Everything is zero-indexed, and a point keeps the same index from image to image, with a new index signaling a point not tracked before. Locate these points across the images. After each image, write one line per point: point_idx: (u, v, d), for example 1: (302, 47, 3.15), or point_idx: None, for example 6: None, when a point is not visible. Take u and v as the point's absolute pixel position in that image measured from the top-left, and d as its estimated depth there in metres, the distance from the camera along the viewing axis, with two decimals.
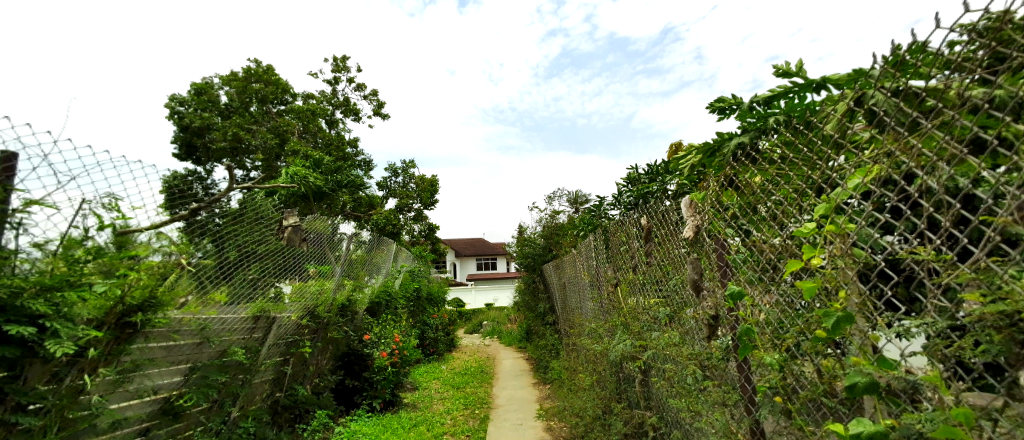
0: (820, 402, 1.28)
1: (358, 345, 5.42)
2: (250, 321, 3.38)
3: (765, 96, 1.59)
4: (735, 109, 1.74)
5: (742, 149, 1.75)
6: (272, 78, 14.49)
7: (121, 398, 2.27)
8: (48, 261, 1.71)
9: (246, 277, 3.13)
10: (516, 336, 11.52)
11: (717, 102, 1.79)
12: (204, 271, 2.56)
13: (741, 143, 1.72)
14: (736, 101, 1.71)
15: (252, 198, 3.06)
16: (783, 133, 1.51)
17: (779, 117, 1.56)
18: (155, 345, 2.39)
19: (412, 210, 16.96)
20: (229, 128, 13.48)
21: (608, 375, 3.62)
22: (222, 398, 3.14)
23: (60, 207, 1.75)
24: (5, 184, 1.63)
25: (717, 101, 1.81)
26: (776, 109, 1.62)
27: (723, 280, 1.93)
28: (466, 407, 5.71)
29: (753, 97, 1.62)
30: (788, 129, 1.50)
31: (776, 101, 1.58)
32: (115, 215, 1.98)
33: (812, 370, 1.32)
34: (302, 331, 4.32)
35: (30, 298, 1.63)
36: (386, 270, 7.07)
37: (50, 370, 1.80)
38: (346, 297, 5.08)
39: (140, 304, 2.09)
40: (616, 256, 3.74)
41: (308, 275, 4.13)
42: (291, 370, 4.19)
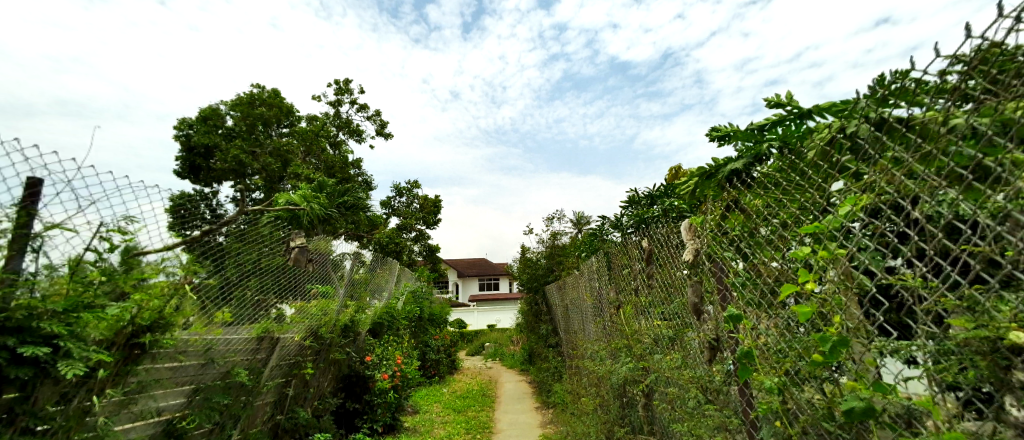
0: (821, 427, 1.29)
1: (360, 366, 5.40)
2: (254, 342, 3.40)
3: (761, 123, 1.65)
4: (732, 136, 1.80)
5: (739, 175, 1.80)
6: (278, 100, 14.73)
7: (126, 419, 2.28)
8: (62, 284, 1.76)
9: (248, 297, 3.15)
10: (518, 358, 11.40)
11: (715, 130, 1.85)
12: (208, 291, 2.60)
13: (738, 168, 1.76)
14: (733, 128, 1.77)
15: (257, 220, 3.12)
16: (779, 158, 1.55)
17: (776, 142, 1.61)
18: (161, 366, 2.43)
19: (414, 230, 17.02)
20: (234, 150, 13.63)
21: (611, 399, 3.60)
22: (225, 421, 3.13)
23: (79, 229, 1.83)
24: (28, 209, 1.72)
25: (716, 126, 1.88)
26: (772, 135, 1.67)
27: (722, 304, 1.95)
28: (467, 432, 5.62)
29: (749, 125, 1.68)
30: (783, 156, 1.54)
31: (773, 128, 1.64)
32: (126, 237, 2.03)
33: (813, 396, 1.33)
34: (305, 352, 4.31)
35: (44, 319, 1.68)
36: (388, 290, 7.09)
37: (60, 391, 1.83)
38: (349, 318, 5.09)
39: (149, 324, 2.15)
40: (618, 278, 3.75)
41: (310, 296, 4.17)
42: (293, 392, 4.16)
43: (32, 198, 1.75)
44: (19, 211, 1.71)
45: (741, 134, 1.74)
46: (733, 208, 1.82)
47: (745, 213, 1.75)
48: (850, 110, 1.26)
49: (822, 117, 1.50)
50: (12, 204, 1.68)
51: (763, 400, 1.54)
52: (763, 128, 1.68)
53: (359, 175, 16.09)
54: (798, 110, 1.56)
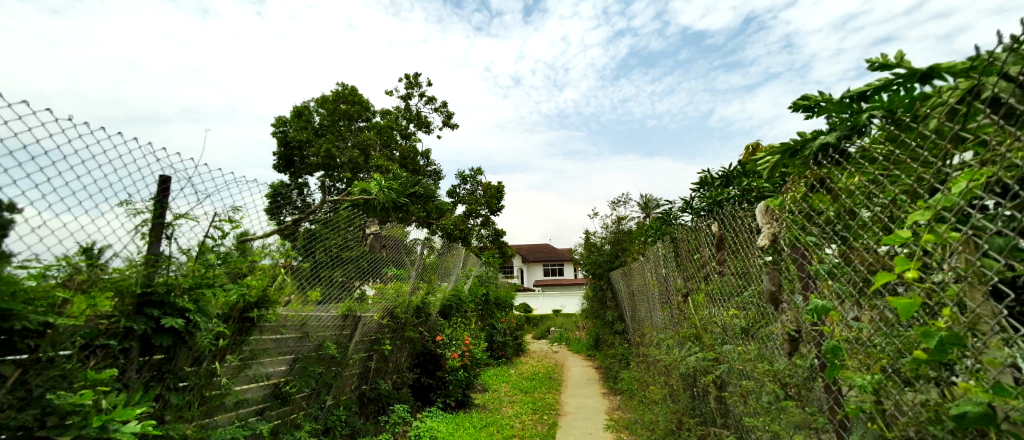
0: (924, 431, 1.19)
1: (432, 345, 5.72)
2: (340, 319, 3.75)
3: (860, 89, 1.48)
4: (825, 106, 1.64)
5: (828, 149, 1.65)
6: (355, 96, 15.70)
7: (243, 381, 2.66)
8: (192, 266, 2.10)
9: (335, 280, 3.49)
10: (583, 344, 11.42)
11: (802, 100, 1.72)
12: (302, 273, 2.93)
13: (827, 142, 1.60)
14: (823, 97, 1.62)
15: (341, 210, 3.45)
16: (881, 129, 1.40)
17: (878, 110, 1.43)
18: (267, 338, 2.78)
19: (479, 216, 17.47)
20: (323, 145, 14.77)
21: (681, 388, 3.52)
22: (320, 388, 3.51)
23: (200, 219, 2.15)
24: (162, 202, 2.06)
25: (802, 97, 1.76)
26: (876, 103, 1.49)
27: (805, 292, 1.84)
28: (535, 412, 5.78)
29: (844, 93, 1.51)
30: (885, 126, 1.39)
31: (876, 94, 1.46)
32: (235, 225, 2.35)
33: (916, 398, 1.22)
34: (383, 330, 4.67)
35: (179, 294, 2.01)
36: (456, 274, 7.42)
37: (194, 355, 2.17)
38: (421, 299, 5.41)
39: (257, 301, 2.47)
40: (686, 264, 3.64)
41: (386, 278, 4.50)
42: (375, 365, 4.53)
43: (164, 193, 2.08)
44: (155, 204, 2.04)
45: (833, 103, 1.58)
46: (820, 187, 1.69)
47: (833, 194, 1.61)
48: (970, 72, 1.12)
49: (942, 78, 1.30)
50: (150, 198, 2.01)
51: (855, 399, 1.45)
52: (862, 96, 1.51)
53: (427, 165, 16.80)
54: (910, 72, 1.36)
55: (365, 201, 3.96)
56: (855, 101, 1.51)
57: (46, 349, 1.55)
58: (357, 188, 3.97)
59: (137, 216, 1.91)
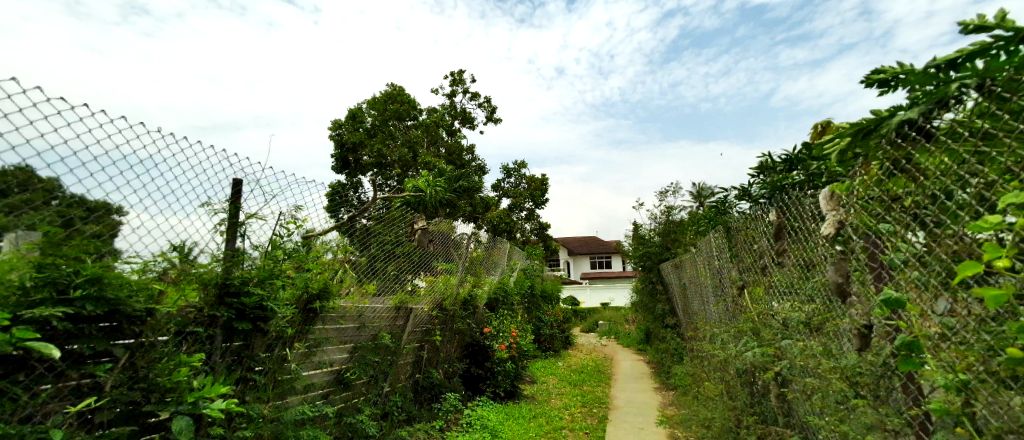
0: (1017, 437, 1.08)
1: (481, 336, 5.84)
2: (394, 311, 3.91)
3: (947, 56, 1.24)
4: (905, 78, 1.42)
5: (911, 124, 1.40)
6: (402, 96, 16.17)
7: (310, 367, 2.86)
8: (263, 262, 2.27)
9: (389, 273, 3.66)
10: (633, 338, 11.21)
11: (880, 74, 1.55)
12: (359, 267, 3.11)
13: (906, 119, 1.37)
14: (905, 68, 1.40)
15: (393, 208, 3.61)
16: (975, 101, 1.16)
17: (970, 80, 1.19)
18: (329, 327, 2.97)
19: (523, 209, 17.53)
20: (373, 144, 15.34)
21: (738, 384, 3.39)
22: (377, 375, 3.70)
23: (268, 217, 2.34)
24: (236, 203, 2.25)
25: (878, 72, 1.60)
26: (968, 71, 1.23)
27: (878, 285, 1.71)
28: (584, 405, 5.77)
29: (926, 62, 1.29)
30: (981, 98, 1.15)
31: (968, 60, 1.21)
32: (297, 223, 2.53)
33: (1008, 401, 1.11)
34: (434, 321, 4.83)
35: (255, 285, 2.19)
36: (502, 267, 7.51)
37: (267, 342, 2.37)
38: (469, 292, 5.53)
39: (320, 294, 2.63)
40: (742, 255, 3.49)
41: (435, 272, 4.64)
42: (427, 355, 4.70)
43: (237, 195, 2.27)
44: (230, 204, 2.23)
45: (914, 74, 1.35)
46: (902, 170, 1.46)
47: (921, 175, 1.37)
48: None
49: None
50: (226, 199, 2.21)
51: (937, 400, 1.34)
52: (952, 64, 1.27)
53: (472, 160, 17.04)
54: (1014, 32, 1.10)
55: (416, 198, 4.12)
56: (941, 70, 1.27)
57: (148, 334, 1.76)
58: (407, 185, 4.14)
59: (215, 215, 2.11)
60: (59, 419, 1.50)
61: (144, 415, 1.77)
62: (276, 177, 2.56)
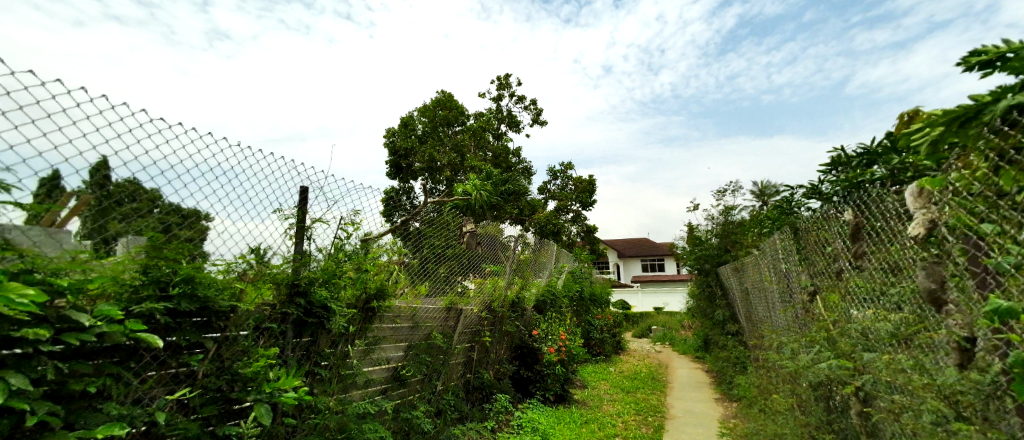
0: None
1: (529, 338, 5.85)
2: (445, 311, 4.00)
3: None
4: (1011, 58, 1.33)
5: (1020, 109, 1.25)
6: (450, 102, 16.55)
7: (370, 363, 2.98)
8: (326, 263, 2.40)
9: (439, 274, 3.76)
10: (690, 345, 10.76)
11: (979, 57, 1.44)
12: (412, 268, 3.20)
13: (1016, 101, 1.22)
14: (1013, 46, 1.31)
15: (443, 212, 3.70)
16: None
17: None
18: (386, 326, 3.08)
19: (571, 211, 17.36)
20: (423, 150, 15.75)
21: (810, 397, 3.16)
22: (431, 374, 3.79)
23: (330, 221, 2.48)
24: (303, 208, 2.40)
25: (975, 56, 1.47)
26: None
27: (982, 291, 1.54)
28: (638, 413, 5.61)
29: None
30: None
31: None
32: (356, 226, 2.66)
33: None
34: (483, 322, 4.88)
35: (319, 285, 2.33)
36: (550, 270, 7.49)
37: (331, 338, 2.51)
38: (516, 294, 5.54)
39: (377, 293, 2.75)
40: (813, 259, 3.26)
41: (484, 274, 4.70)
42: (477, 355, 4.76)
43: (304, 201, 2.43)
44: (298, 210, 2.39)
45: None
46: (1015, 158, 1.25)
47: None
48: None
49: None
50: (294, 204, 2.37)
51: None
52: None
53: (518, 163, 17.13)
54: None
55: (464, 202, 4.21)
56: None
57: (232, 329, 1.95)
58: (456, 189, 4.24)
59: (285, 220, 2.27)
60: (161, 403, 1.68)
61: (230, 401, 1.97)
62: (338, 182, 2.70)
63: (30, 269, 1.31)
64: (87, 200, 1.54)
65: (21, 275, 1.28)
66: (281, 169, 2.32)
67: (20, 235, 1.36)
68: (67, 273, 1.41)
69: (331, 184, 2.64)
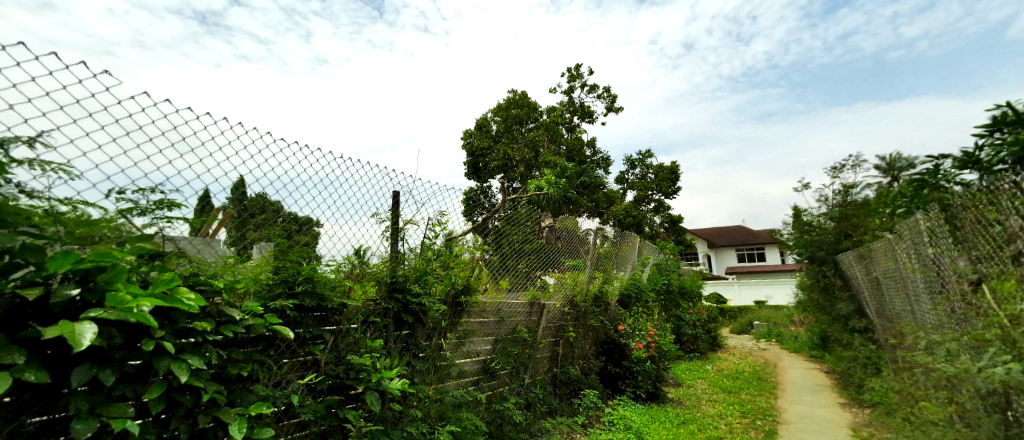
0: None
1: (615, 334, 5.66)
2: (528, 306, 4.01)
3: None
4: None
5: None
6: (521, 99, 16.59)
7: (462, 356, 3.07)
8: (418, 263, 2.53)
9: (520, 269, 3.78)
10: (804, 342, 9.68)
11: None
12: (493, 264, 3.24)
13: None
14: None
15: (519, 208, 3.72)
16: None
17: None
18: (473, 320, 3.16)
19: (652, 201, 16.59)
20: (497, 148, 15.93)
21: (968, 406, 2.65)
22: (518, 367, 3.82)
23: (420, 222, 2.59)
24: (396, 211, 2.54)
25: None
26: None
27: None
28: (744, 416, 5.18)
29: None
30: None
31: None
32: (443, 226, 2.75)
33: None
34: (566, 317, 4.80)
35: (411, 282, 2.46)
36: (632, 264, 7.21)
37: (427, 331, 2.62)
38: (599, 288, 5.39)
39: (464, 289, 2.83)
40: (975, 241, 2.73)
41: (564, 268, 4.65)
42: (562, 350, 4.70)
43: (397, 204, 2.57)
44: (392, 213, 2.53)
45: None
46: None
47: None
48: None
49: None
50: (388, 207, 2.51)
51: None
52: None
53: (594, 155, 16.72)
54: None
55: (538, 197, 4.20)
56: None
57: (345, 322, 2.15)
58: (529, 185, 4.23)
59: (381, 223, 2.42)
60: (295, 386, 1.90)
61: (345, 387, 2.15)
62: (425, 184, 2.81)
63: (196, 272, 1.58)
64: (231, 213, 1.80)
65: (191, 278, 1.56)
66: (376, 175, 2.47)
67: (188, 244, 1.64)
68: (222, 275, 1.66)
69: (419, 186, 2.75)
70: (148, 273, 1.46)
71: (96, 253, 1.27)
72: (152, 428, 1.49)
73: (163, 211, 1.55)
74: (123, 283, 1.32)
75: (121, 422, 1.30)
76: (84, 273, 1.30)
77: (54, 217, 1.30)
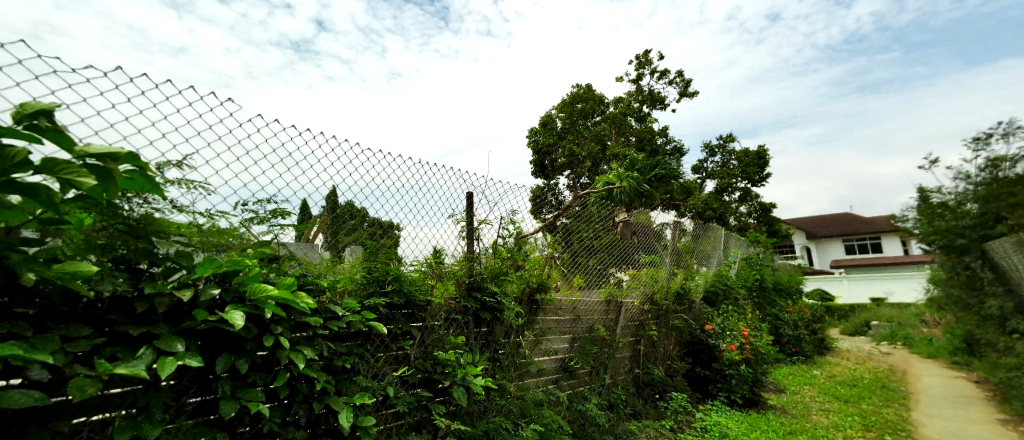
0: None
1: (703, 334, 5.28)
2: (605, 304, 3.90)
3: None
4: None
5: None
6: (588, 93, 16.17)
7: (540, 354, 3.06)
8: (493, 262, 2.58)
9: (593, 266, 3.71)
10: (942, 346, 8.30)
11: None
12: (565, 262, 3.19)
13: None
14: None
15: (588, 204, 3.62)
16: None
17: None
18: (550, 318, 3.14)
19: (738, 190, 15.38)
20: (565, 145, 15.63)
21: None
22: (598, 367, 3.72)
23: (493, 222, 2.63)
24: (470, 212, 2.60)
25: None
26: None
27: None
28: (867, 428, 4.57)
29: None
30: None
31: None
32: (515, 225, 2.76)
33: None
34: (647, 315, 4.59)
35: (486, 281, 2.51)
36: (717, 259, 6.73)
37: (505, 329, 2.66)
38: (681, 285, 5.09)
39: (539, 287, 2.83)
40: None
41: (639, 264, 4.46)
42: (644, 349, 4.49)
43: (471, 205, 2.63)
44: (466, 213, 2.59)
45: None
46: None
47: None
48: None
49: None
50: (462, 208, 2.58)
51: None
52: None
53: (670, 145, 15.86)
54: None
55: (608, 192, 4.05)
56: None
57: (429, 319, 2.26)
58: (597, 180, 4.09)
59: (457, 224, 2.50)
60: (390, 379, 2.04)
61: (432, 381, 2.25)
62: (498, 185, 2.85)
63: (305, 272, 1.77)
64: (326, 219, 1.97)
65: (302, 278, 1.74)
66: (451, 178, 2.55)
67: (295, 248, 1.82)
68: (325, 275, 1.85)
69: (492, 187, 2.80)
70: (270, 274, 1.65)
71: (232, 258, 1.48)
72: (278, 410, 1.68)
73: (277, 220, 1.77)
74: (255, 283, 1.53)
75: (256, 404, 1.49)
76: (222, 276, 1.51)
77: (201, 229, 1.51)
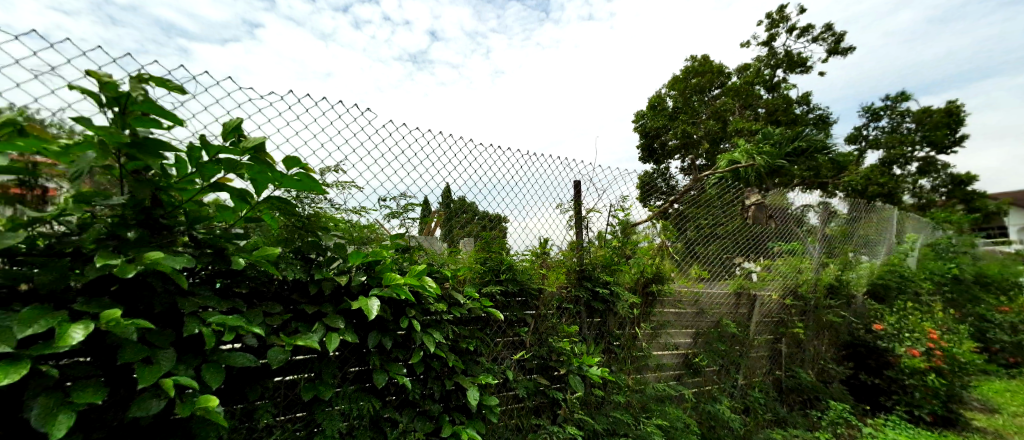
0: None
1: (866, 335, 4.49)
2: (733, 297, 3.53)
3: None
4: None
5: None
6: (706, 65, 14.41)
7: (659, 348, 2.91)
8: (601, 252, 2.54)
9: (716, 255, 3.40)
10: None
11: None
12: (680, 252, 2.97)
13: None
14: None
15: (706, 187, 3.29)
16: None
17: None
18: (668, 310, 2.96)
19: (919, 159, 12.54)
20: (679, 126, 14.08)
21: None
22: (728, 365, 3.39)
23: (602, 210, 2.56)
24: (577, 200, 2.57)
25: None
26: None
27: None
28: None
29: None
30: None
31: None
32: (624, 212, 2.65)
33: None
34: (790, 311, 4.01)
35: (592, 271, 2.49)
36: (884, 246, 5.61)
37: (619, 320, 2.60)
38: (834, 277, 4.34)
39: (654, 277, 2.69)
40: None
41: (774, 254, 3.92)
42: (787, 350, 3.95)
43: (578, 193, 2.60)
44: (574, 202, 2.57)
45: None
46: None
47: None
48: None
49: None
50: (570, 196, 2.56)
51: None
52: None
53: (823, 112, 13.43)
54: None
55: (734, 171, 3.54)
56: None
57: (543, 308, 2.32)
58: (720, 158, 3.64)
59: (564, 213, 2.50)
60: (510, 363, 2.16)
61: (550, 368, 2.31)
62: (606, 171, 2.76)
63: (431, 262, 1.96)
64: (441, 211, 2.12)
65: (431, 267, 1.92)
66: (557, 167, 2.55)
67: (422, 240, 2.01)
68: (448, 265, 2.03)
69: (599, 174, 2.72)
70: (404, 263, 1.87)
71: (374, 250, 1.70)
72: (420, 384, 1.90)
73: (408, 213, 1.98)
74: (390, 272, 1.73)
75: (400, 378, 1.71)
76: (369, 264, 1.76)
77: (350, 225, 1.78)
